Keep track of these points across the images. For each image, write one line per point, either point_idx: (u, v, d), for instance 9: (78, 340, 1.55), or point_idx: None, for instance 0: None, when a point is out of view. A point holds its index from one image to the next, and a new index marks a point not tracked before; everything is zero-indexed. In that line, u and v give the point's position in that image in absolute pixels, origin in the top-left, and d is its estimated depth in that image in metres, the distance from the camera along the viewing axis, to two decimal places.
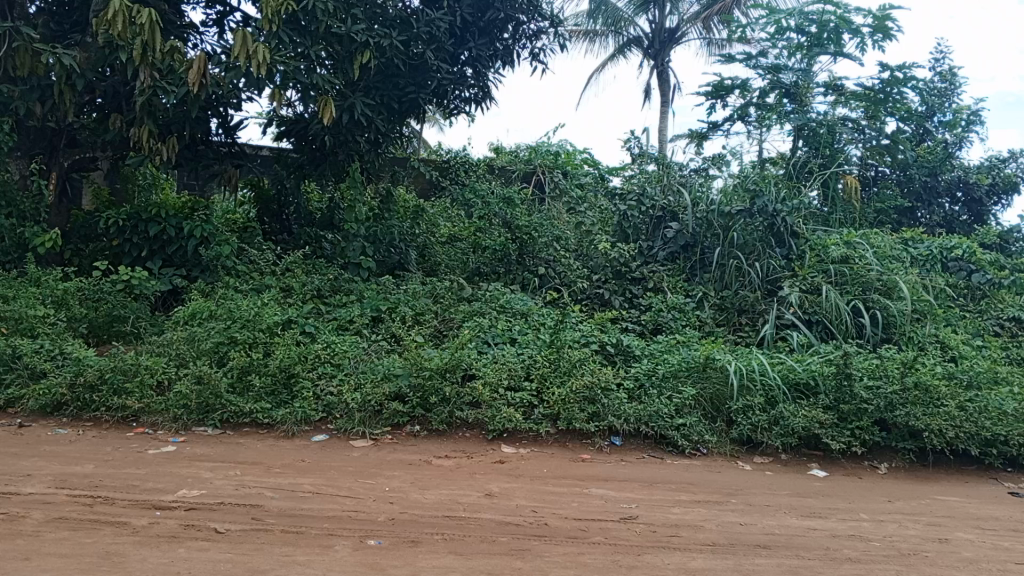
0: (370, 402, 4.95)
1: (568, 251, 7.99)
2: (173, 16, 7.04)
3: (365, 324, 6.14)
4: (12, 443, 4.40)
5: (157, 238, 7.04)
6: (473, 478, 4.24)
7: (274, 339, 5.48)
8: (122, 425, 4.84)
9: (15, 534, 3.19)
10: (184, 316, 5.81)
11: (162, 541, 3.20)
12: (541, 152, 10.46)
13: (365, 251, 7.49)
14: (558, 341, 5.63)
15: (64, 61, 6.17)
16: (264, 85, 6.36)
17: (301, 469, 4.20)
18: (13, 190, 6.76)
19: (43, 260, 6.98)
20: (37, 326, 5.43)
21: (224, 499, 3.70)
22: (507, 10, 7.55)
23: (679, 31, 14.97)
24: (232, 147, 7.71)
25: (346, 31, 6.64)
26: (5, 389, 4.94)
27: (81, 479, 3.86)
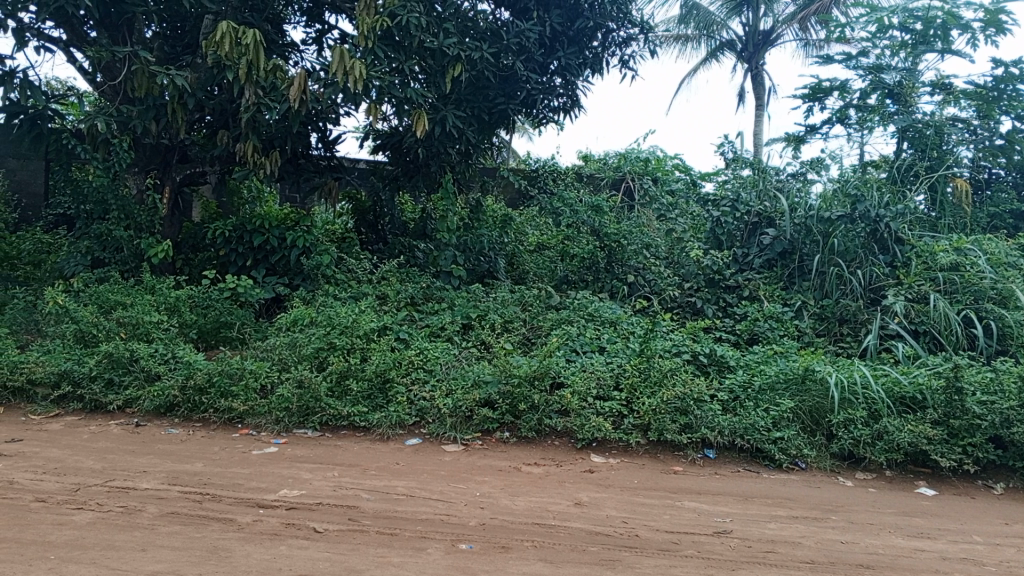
0: (462, 407, 5.02)
1: (657, 258, 7.94)
2: (275, 36, 7.39)
3: (456, 331, 6.25)
4: (129, 441, 4.69)
5: (261, 248, 7.37)
6: (562, 486, 4.23)
7: (370, 345, 5.64)
8: (229, 426, 5.10)
9: (133, 527, 3.40)
10: (286, 323, 6.05)
11: (265, 538, 3.34)
12: (630, 159, 10.38)
13: (456, 259, 7.66)
14: (647, 350, 5.57)
15: (177, 81, 6.56)
16: (361, 100, 6.60)
17: (395, 472, 4.30)
18: (131, 203, 7.19)
19: (158, 269, 7.40)
20: (152, 332, 5.78)
21: (322, 499, 3.83)
22: (596, 18, 7.50)
23: (774, 33, 14.57)
24: (331, 160, 7.99)
25: (438, 46, 6.78)
26: (123, 390, 5.24)
27: (191, 477, 4.07)
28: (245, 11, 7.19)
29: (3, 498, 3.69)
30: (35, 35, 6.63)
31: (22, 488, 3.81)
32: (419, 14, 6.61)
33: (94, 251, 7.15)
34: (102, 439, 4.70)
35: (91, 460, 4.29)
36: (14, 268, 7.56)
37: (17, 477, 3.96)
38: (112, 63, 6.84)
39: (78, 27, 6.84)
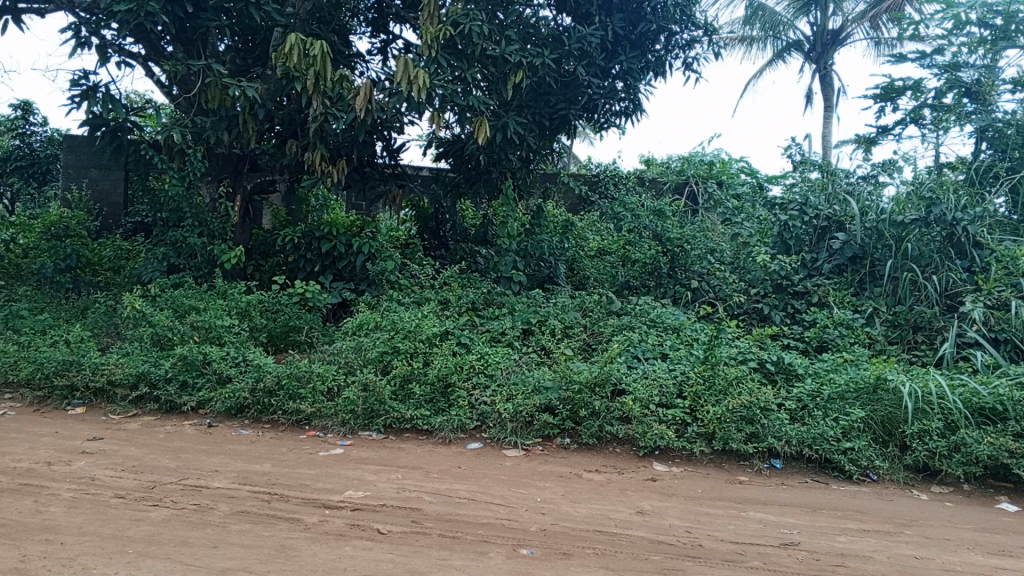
0: (522, 412, 5.02)
1: (722, 263, 7.82)
2: (342, 46, 7.57)
3: (516, 336, 6.28)
4: (202, 441, 4.86)
5: (329, 254, 7.55)
6: (624, 494, 4.20)
7: (433, 349, 5.70)
8: (297, 427, 5.22)
9: (205, 524, 3.51)
10: (352, 327, 6.17)
11: (331, 538, 3.41)
12: (694, 163, 10.23)
13: (516, 265, 7.66)
14: (712, 358, 5.48)
15: (248, 93, 6.80)
16: (424, 109, 6.69)
17: (457, 476, 4.34)
18: (204, 211, 7.46)
19: (230, 274, 7.62)
20: (224, 335, 5.95)
21: (385, 501, 3.90)
22: (659, 21, 7.41)
23: (844, 32, 14.19)
24: (396, 168, 8.13)
25: (500, 53, 6.84)
26: (197, 392, 5.43)
27: (260, 477, 4.19)
28: (313, 23, 7.41)
29: (85, 493, 3.86)
30: (117, 51, 6.94)
31: (103, 485, 3.99)
32: (481, 23, 6.68)
33: (170, 258, 7.42)
34: (177, 439, 4.87)
35: (167, 459, 4.45)
36: (96, 273, 7.91)
37: (99, 474, 4.15)
38: (187, 76, 7.10)
39: (156, 42, 7.12)
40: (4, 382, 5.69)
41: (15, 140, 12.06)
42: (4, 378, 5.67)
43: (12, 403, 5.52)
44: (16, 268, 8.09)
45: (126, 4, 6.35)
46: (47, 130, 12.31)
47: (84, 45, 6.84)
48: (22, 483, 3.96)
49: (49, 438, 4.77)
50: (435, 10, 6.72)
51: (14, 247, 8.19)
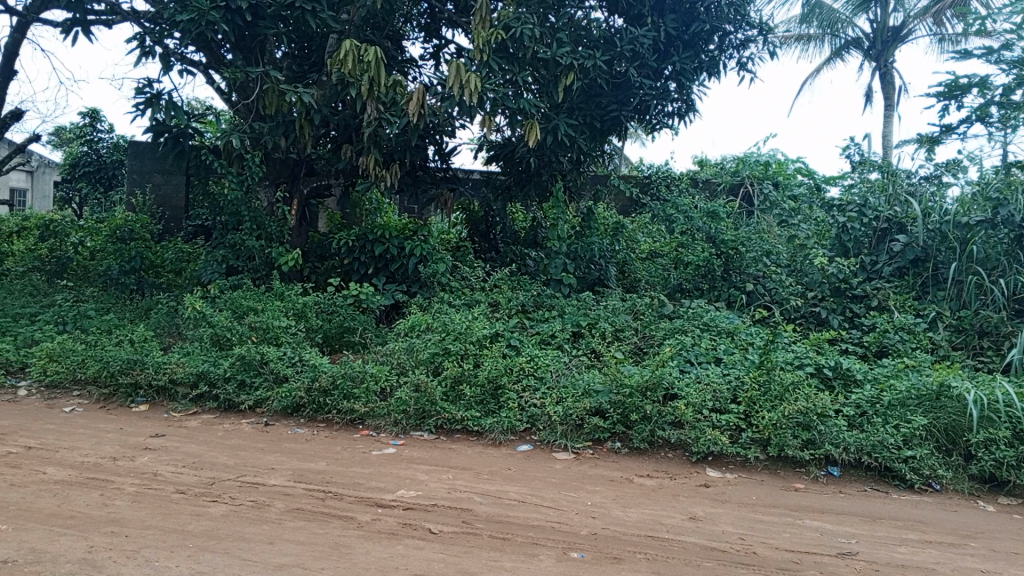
0: (572, 415, 5.00)
1: (778, 266, 7.66)
2: (395, 52, 7.71)
3: (566, 339, 6.27)
4: (259, 439, 4.97)
5: (382, 256, 7.67)
6: (676, 499, 4.15)
7: (483, 351, 5.73)
8: (350, 426, 5.31)
9: (262, 520, 3.59)
10: (405, 328, 6.24)
11: (383, 536, 3.46)
12: (749, 164, 10.05)
13: (566, 267, 7.65)
14: (767, 362, 5.37)
15: (304, 98, 6.95)
16: (475, 113, 6.73)
17: (507, 477, 4.35)
18: (262, 215, 7.64)
19: (287, 276, 7.76)
20: (281, 336, 6.08)
21: (437, 501, 3.93)
22: (712, 21, 7.33)
23: (905, 29, 13.79)
24: (447, 171, 8.18)
25: (551, 56, 6.85)
26: (255, 390, 5.55)
27: (315, 475, 4.27)
28: (367, 30, 7.54)
29: (148, 488, 3.99)
30: (179, 59, 7.16)
31: (165, 480, 4.11)
32: (533, 26, 6.74)
33: (229, 260, 7.59)
34: (235, 437, 5.00)
35: (226, 456, 4.57)
36: (159, 275, 8.16)
37: (161, 470, 4.28)
38: (246, 83, 7.29)
39: (216, 50, 7.33)
40: (72, 379, 5.90)
41: (84, 147, 12.58)
42: (72, 376, 5.88)
43: (80, 400, 5.74)
44: (84, 270, 8.40)
45: (188, 14, 6.55)
46: (112, 136, 12.76)
47: (148, 54, 7.08)
48: (89, 477, 4.11)
49: (115, 434, 4.94)
50: (487, 14, 6.74)
51: (82, 250, 8.51)
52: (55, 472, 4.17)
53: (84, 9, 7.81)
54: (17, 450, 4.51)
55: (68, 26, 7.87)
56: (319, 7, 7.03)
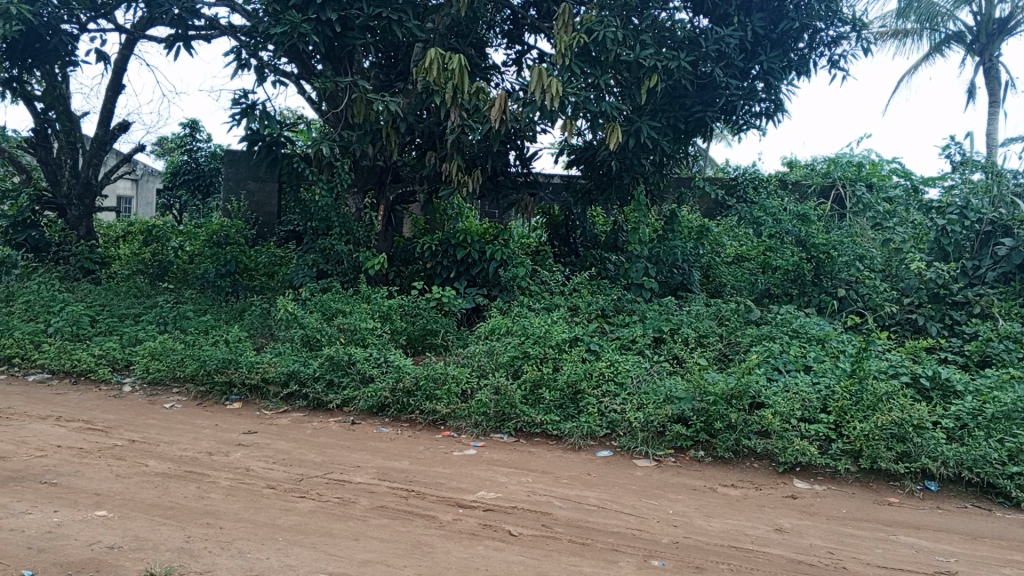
0: (654, 422, 4.94)
1: (871, 271, 7.38)
2: (478, 59, 7.83)
3: (647, 344, 6.20)
4: (345, 437, 5.11)
5: (463, 260, 7.78)
6: (761, 510, 4.05)
7: (562, 355, 5.73)
8: (432, 427, 5.39)
9: (348, 516, 3.70)
10: (485, 331, 6.31)
11: (464, 537, 3.51)
12: (841, 165, 9.66)
13: (647, 271, 7.56)
14: (860, 371, 5.18)
15: (390, 107, 7.16)
16: (557, 117, 6.78)
17: (587, 482, 4.34)
18: (350, 220, 7.88)
19: (373, 280, 7.94)
20: (368, 337, 6.25)
21: (517, 504, 3.95)
22: (802, 18, 7.15)
23: (1013, 20, 13.06)
24: (528, 176, 8.21)
25: (635, 57, 6.73)
26: (342, 390, 5.72)
27: (398, 474, 4.36)
28: (452, 38, 7.69)
29: (241, 482, 4.17)
30: (272, 71, 7.46)
31: (257, 475, 4.28)
32: (615, 28, 6.73)
33: (319, 264, 7.85)
34: (322, 435, 5.15)
35: (314, 453, 4.73)
36: (252, 278, 8.50)
37: (253, 465, 4.46)
38: (336, 92, 7.55)
39: (307, 61, 7.59)
40: (172, 377, 6.21)
41: (184, 156, 13.25)
42: (172, 373, 6.19)
43: (179, 396, 6.04)
44: (183, 273, 8.83)
45: (281, 26, 6.83)
46: (210, 146, 13.37)
47: (244, 66, 7.40)
48: (187, 470, 4.32)
49: (210, 430, 5.18)
50: (569, 19, 6.80)
51: (182, 254, 8.97)
52: (157, 464, 4.40)
53: (186, 24, 8.23)
54: (122, 443, 4.78)
55: (171, 42, 8.31)
56: (405, 17, 7.15)
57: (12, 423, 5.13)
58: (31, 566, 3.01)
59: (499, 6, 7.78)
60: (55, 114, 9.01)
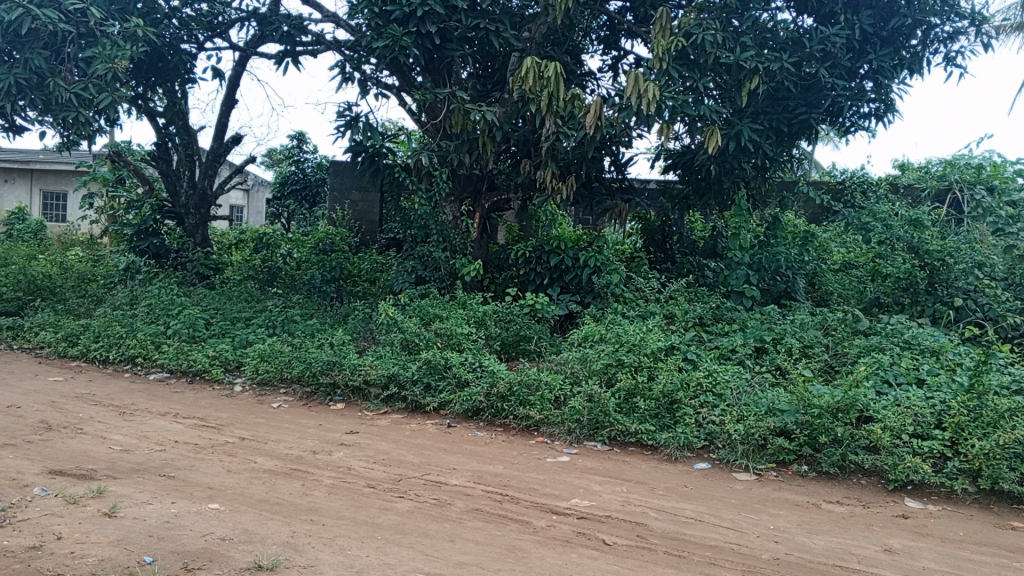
0: (755, 435, 4.80)
1: (993, 280, 6.90)
2: (574, 66, 7.83)
3: (748, 354, 6.02)
4: (442, 440, 5.21)
5: (557, 267, 7.82)
6: (869, 529, 3.86)
7: (658, 364, 5.65)
8: (526, 433, 5.42)
9: (444, 518, 3.76)
10: (578, 338, 6.30)
11: (558, 543, 3.51)
12: (959, 167, 9.19)
13: (749, 279, 7.33)
14: (979, 387, 4.89)
15: (487, 116, 7.27)
16: (653, 122, 6.68)
17: (684, 494, 4.26)
18: (448, 228, 8.07)
19: (469, 286, 8.04)
20: (463, 342, 6.37)
21: (611, 513, 3.92)
22: (914, 14, 6.85)
23: None
24: (623, 182, 8.15)
25: (735, 60, 6.61)
26: (439, 393, 5.83)
27: (493, 478, 4.41)
28: (548, 46, 7.71)
29: (343, 481, 4.31)
30: (375, 84, 7.70)
31: (358, 474, 4.43)
32: (715, 31, 6.59)
33: (418, 270, 8.05)
34: (420, 436, 5.27)
35: (412, 454, 4.84)
36: (356, 284, 8.81)
37: (354, 464, 4.61)
38: (434, 103, 7.76)
39: (407, 73, 7.82)
40: (280, 378, 6.48)
41: (292, 167, 13.83)
42: (280, 374, 6.47)
43: (286, 396, 6.31)
44: (291, 279, 9.22)
45: (383, 40, 7.08)
46: (316, 157, 13.89)
47: (348, 80, 7.68)
48: (292, 468, 4.50)
49: (315, 429, 5.38)
50: (667, 23, 6.74)
51: (290, 260, 9.42)
52: (264, 461, 4.61)
53: (294, 41, 8.60)
54: (234, 440, 5.03)
55: (281, 58, 8.71)
56: (502, 27, 7.37)
57: (136, 419, 5.48)
58: (152, 553, 3.21)
59: (596, 12, 7.77)
60: (175, 129, 9.52)
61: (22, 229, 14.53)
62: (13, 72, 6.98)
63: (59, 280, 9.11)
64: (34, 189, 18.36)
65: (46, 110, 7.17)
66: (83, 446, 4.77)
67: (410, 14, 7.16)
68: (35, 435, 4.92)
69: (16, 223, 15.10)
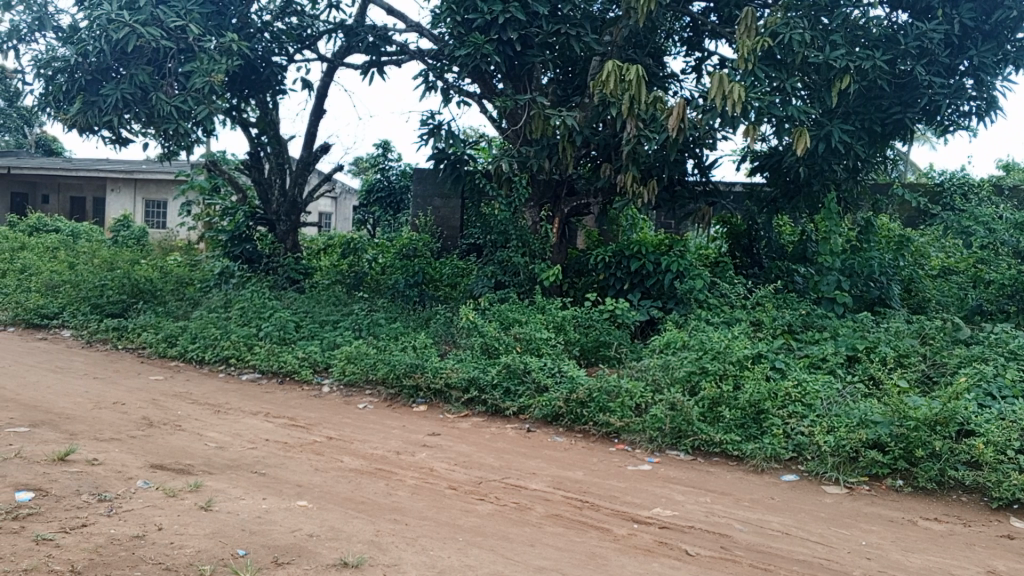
0: (846, 447, 4.65)
1: None
2: (656, 69, 7.76)
3: (839, 363, 5.82)
4: (522, 444, 5.23)
5: (638, 272, 7.74)
6: (970, 549, 3.67)
7: (744, 372, 5.53)
8: (606, 440, 5.35)
9: (524, 522, 3.78)
10: (660, 345, 6.21)
11: (639, 552, 3.47)
12: None
13: (841, 284, 7.09)
14: None
15: (567, 121, 7.27)
16: (739, 124, 6.52)
17: (770, 506, 4.14)
18: (528, 233, 8.13)
19: (548, 291, 8.02)
20: (543, 347, 6.38)
21: (695, 523, 3.85)
22: (1021, 6, 6.48)
23: None
24: (707, 185, 8.00)
25: (825, 59, 6.41)
26: (518, 398, 5.86)
27: (574, 484, 4.39)
28: (630, 49, 7.66)
29: (425, 481, 4.39)
30: (457, 92, 7.82)
31: (440, 475, 4.49)
32: (803, 30, 6.42)
33: (497, 275, 8.05)
34: (500, 440, 5.31)
35: (492, 458, 4.88)
36: (437, 288, 8.95)
37: (436, 466, 4.68)
38: (515, 109, 7.84)
39: (489, 81, 7.92)
40: (366, 379, 6.64)
41: (378, 175, 14.16)
42: (365, 376, 6.63)
43: (371, 397, 6.45)
44: (376, 283, 9.43)
45: (466, 49, 7.21)
46: (400, 165, 14.16)
47: (431, 88, 7.83)
48: (376, 467, 4.61)
49: (399, 430, 5.50)
50: (752, 23, 6.57)
51: (376, 266, 9.74)
52: (350, 460, 4.73)
53: (379, 51, 8.82)
54: (321, 439, 5.19)
55: (367, 68, 8.94)
56: (583, 31, 7.31)
57: (230, 417, 5.72)
58: (245, 546, 3.34)
59: (679, 13, 7.67)
60: (266, 139, 9.91)
61: (127, 235, 15.35)
62: (120, 87, 7.42)
63: (159, 283, 9.57)
64: (137, 198, 19.40)
65: (149, 123, 7.58)
66: (182, 442, 5.01)
67: (492, 22, 7.24)
68: (139, 430, 5.20)
69: (121, 230, 15.97)
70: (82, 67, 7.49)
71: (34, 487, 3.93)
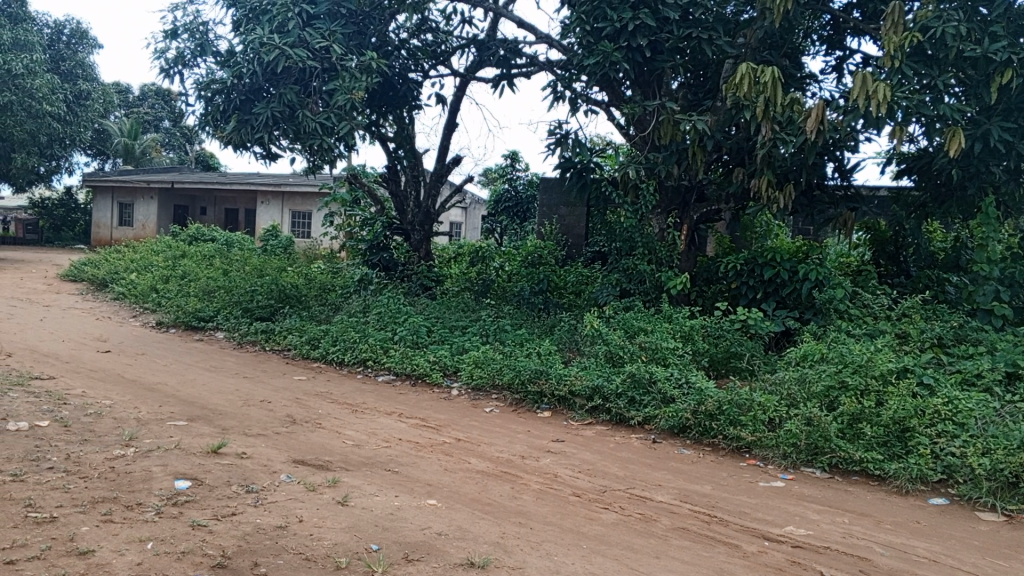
0: (1003, 471, 4.28)
1: None
2: (793, 69, 7.48)
3: (998, 380, 5.39)
4: (648, 454, 5.17)
5: (772, 281, 7.48)
6: None
7: (888, 388, 5.23)
8: (737, 454, 5.20)
9: (649, 533, 3.74)
10: (796, 357, 5.98)
11: (770, 571, 3.35)
12: None
13: (999, 295, 6.57)
14: None
15: (698, 125, 7.04)
16: (884, 125, 6.19)
17: (916, 531, 3.89)
18: (654, 241, 8.10)
19: (675, 300, 7.89)
20: (669, 357, 6.28)
21: (831, 544, 3.68)
22: None
23: None
24: (848, 190, 7.63)
25: (983, 52, 5.95)
26: (644, 408, 5.78)
27: (701, 498, 4.30)
28: (765, 50, 7.42)
29: (550, 487, 4.42)
30: (585, 100, 7.85)
31: (564, 482, 4.52)
32: (958, 23, 6.01)
33: (622, 283, 8.06)
34: (625, 450, 5.27)
35: (617, 467, 4.86)
36: (562, 295, 9.02)
37: (560, 472, 4.70)
38: (644, 115, 7.78)
39: (617, 88, 7.92)
40: (492, 384, 6.76)
41: (506, 185, 14.43)
42: (492, 380, 6.75)
43: (497, 401, 6.57)
44: (502, 290, 9.58)
45: (595, 57, 7.26)
46: (528, 174, 14.37)
47: (559, 98, 7.91)
48: (502, 471, 4.70)
49: (524, 434, 5.58)
50: (900, 18, 6.17)
51: (502, 273, 9.86)
52: (477, 462, 4.85)
53: (510, 64, 9.00)
54: (449, 441, 5.34)
55: (497, 81, 9.15)
56: (715, 34, 7.19)
57: (366, 416, 5.99)
58: (377, 541, 3.50)
59: (818, 11, 7.39)
60: (403, 152, 10.30)
61: (275, 244, 16.38)
62: (271, 106, 7.95)
63: (303, 288, 10.14)
64: (285, 210, 20.66)
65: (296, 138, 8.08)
66: (321, 439, 5.30)
67: (621, 30, 7.22)
68: (283, 427, 5.55)
69: (270, 239, 17.04)
70: (238, 88, 8.12)
71: (191, 476, 4.28)
